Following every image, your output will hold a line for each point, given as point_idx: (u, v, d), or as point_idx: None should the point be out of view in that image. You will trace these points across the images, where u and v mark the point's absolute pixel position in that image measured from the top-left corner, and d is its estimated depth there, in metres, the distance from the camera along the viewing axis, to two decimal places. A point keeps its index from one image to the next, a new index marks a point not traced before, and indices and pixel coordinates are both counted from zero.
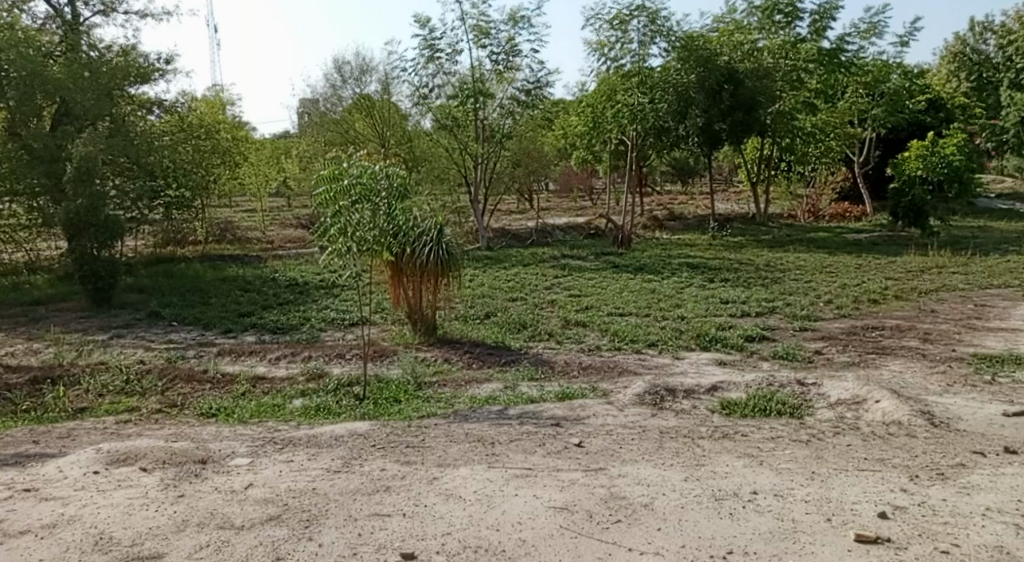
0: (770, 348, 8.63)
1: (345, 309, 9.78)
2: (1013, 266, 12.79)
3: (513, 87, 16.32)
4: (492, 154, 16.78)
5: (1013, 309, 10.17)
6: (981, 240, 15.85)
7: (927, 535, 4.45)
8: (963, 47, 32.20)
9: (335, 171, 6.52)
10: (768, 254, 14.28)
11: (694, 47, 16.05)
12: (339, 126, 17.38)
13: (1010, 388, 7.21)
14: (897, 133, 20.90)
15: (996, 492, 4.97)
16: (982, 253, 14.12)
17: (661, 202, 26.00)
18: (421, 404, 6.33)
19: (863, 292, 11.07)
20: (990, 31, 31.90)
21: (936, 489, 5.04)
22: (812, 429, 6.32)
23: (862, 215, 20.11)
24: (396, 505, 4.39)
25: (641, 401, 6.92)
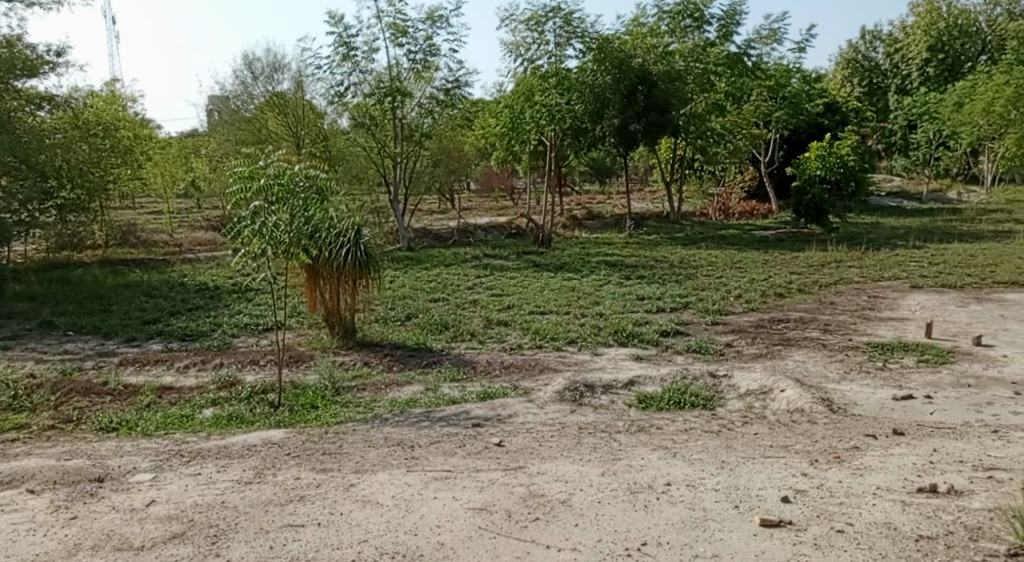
0: (684, 342, 8.93)
1: (258, 314, 9.69)
2: (904, 260, 13.53)
3: (431, 86, 16.36)
4: (412, 153, 16.84)
5: (903, 299, 10.78)
6: (875, 235, 16.66)
7: (825, 516, 4.73)
8: (853, 56, 35.00)
9: (252, 170, 6.44)
10: (681, 251, 14.70)
11: (610, 49, 16.18)
12: (252, 125, 17.07)
13: (900, 374, 7.67)
14: (798, 134, 21.86)
15: (886, 471, 5.31)
16: (875, 248, 14.87)
17: (577, 202, 26.32)
18: (339, 409, 6.36)
19: (769, 286, 11.53)
20: (879, 39, 34.57)
21: (833, 471, 5.36)
22: (722, 419, 6.61)
23: (769, 213, 20.93)
24: (311, 515, 4.44)
25: (561, 398, 7.11)
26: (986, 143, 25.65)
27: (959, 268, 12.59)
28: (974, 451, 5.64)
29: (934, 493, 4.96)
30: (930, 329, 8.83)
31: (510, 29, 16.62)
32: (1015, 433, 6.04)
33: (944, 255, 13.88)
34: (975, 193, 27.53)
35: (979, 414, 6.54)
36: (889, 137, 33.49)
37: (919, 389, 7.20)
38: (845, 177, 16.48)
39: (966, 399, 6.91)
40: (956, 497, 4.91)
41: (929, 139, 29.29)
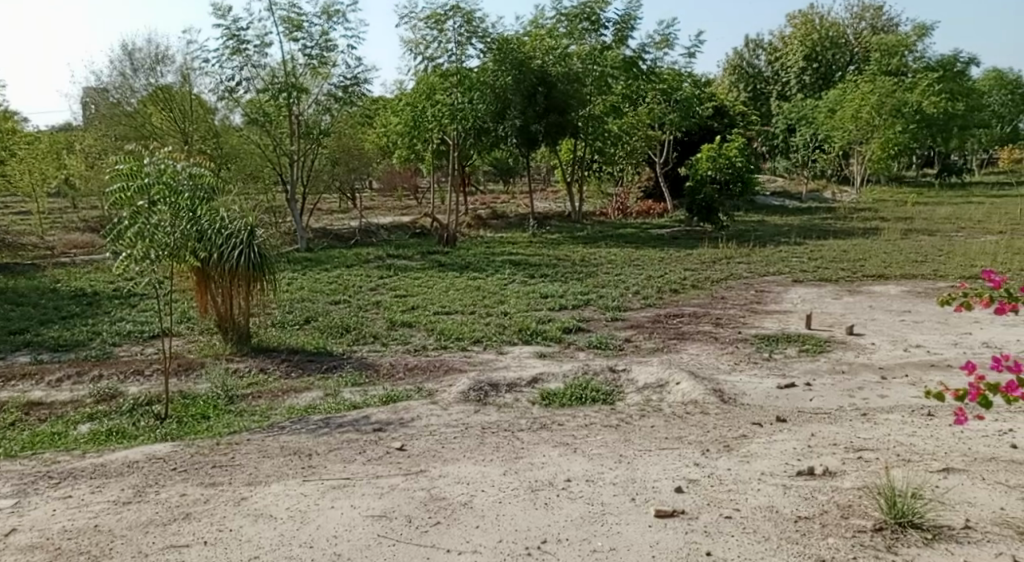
0: (585, 339, 9.12)
1: (142, 320, 9.39)
2: (787, 255, 14.18)
3: (329, 83, 16.21)
4: (309, 150, 16.65)
5: (787, 292, 11.32)
6: (761, 233, 17.46)
7: (715, 503, 4.93)
8: (740, 61, 37.99)
9: (134, 166, 6.17)
10: (582, 250, 14.99)
11: (509, 49, 16.34)
12: (133, 120, 15.89)
13: (785, 363, 8.05)
14: (690, 136, 22.31)
15: (770, 457, 5.59)
16: (761, 245, 15.55)
17: (480, 201, 26.42)
18: (232, 419, 6.24)
19: (665, 283, 11.90)
20: (761, 48, 38.02)
21: (722, 460, 5.59)
22: (621, 414, 6.79)
23: (664, 212, 21.40)
24: (196, 533, 4.36)
25: (466, 398, 7.16)
26: (857, 146, 27.42)
27: (835, 263, 13.32)
28: (847, 434, 6.01)
29: (811, 476, 5.26)
30: (809, 320, 9.30)
31: (409, 26, 16.59)
32: (884, 415, 6.46)
33: (822, 251, 14.66)
34: (847, 193, 29.18)
35: (853, 399, 6.95)
36: (773, 139, 35.21)
37: (800, 377, 7.58)
38: (733, 177, 17.46)
39: (841, 385, 7.32)
40: (830, 479, 5.22)
41: (808, 142, 31.00)
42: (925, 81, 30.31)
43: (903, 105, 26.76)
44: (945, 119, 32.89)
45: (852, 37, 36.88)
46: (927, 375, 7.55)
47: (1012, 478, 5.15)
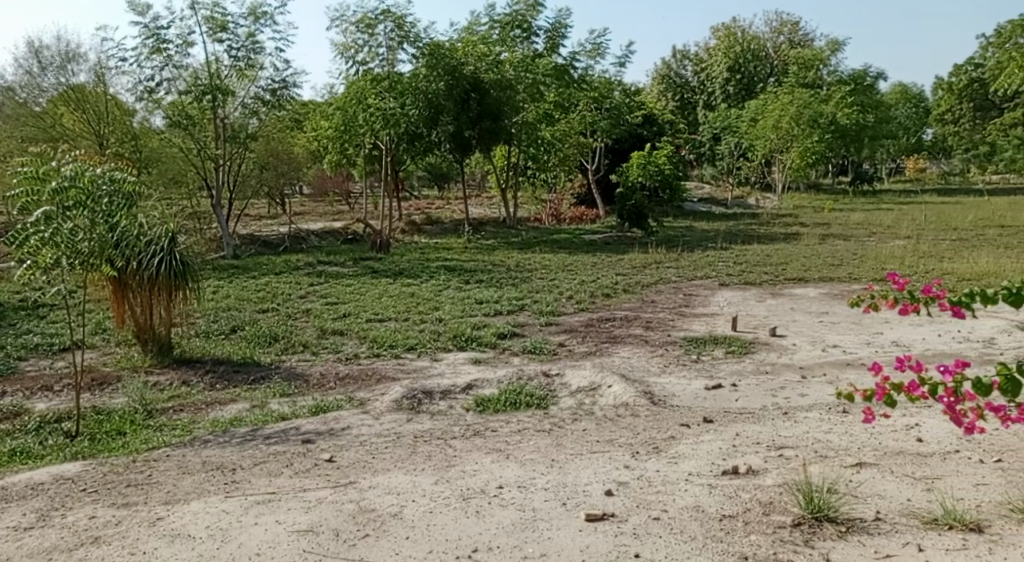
0: (520, 344, 9.15)
1: (54, 333, 9.07)
2: (714, 260, 14.50)
3: (256, 86, 16.00)
4: (236, 154, 16.35)
5: (713, 296, 11.58)
6: (689, 238, 17.84)
7: (643, 505, 4.99)
8: (668, 71, 39.11)
9: (42, 170, 5.88)
10: (516, 255, 15.06)
11: (441, 55, 16.14)
12: (41, 121, 15.33)
13: (713, 364, 8.21)
14: (621, 143, 22.96)
15: (697, 457, 5.71)
16: (689, 250, 15.88)
17: (413, 207, 26.27)
18: (150, 434, 6.07)
19: (597, 287, 12.03)
20: (687, 59, 39.03)
21: (651, 462, 5.68)
22: (554, 418, 6.82)
23: (597, 219, 21.56)
24: (106, 558, 4.22)
25: (399, 406, 7.10)
26: (778, 155, 28.27)
27: (758, 266, 13.68)
28: (769, 432, 6.18)
29: (736, 474, 5.38)
30: (735, 322, 9.50)
31: (340, 30, 16.40)
32: (803, 413, 6.64)
33: (747, 255, 15.04)
34: (769, 199, 30.03)
35: (776, 397, 7.14)
36: (700, 148, 35.95)
37: (726, 378, 7.73)
38: (662, 184, 18.68)
39: (765, 385, 7.49)
40: (754, 477, 5.35)
41: (732, 150, 31.83)
42: (836, 95, 32.56)
43: (816, 117, 28.28)
44: (856, 131, 34.40)
45: (772, 51, 38.64)
46: (843, 373, 7.78)
47: (921, 471, 5.35)
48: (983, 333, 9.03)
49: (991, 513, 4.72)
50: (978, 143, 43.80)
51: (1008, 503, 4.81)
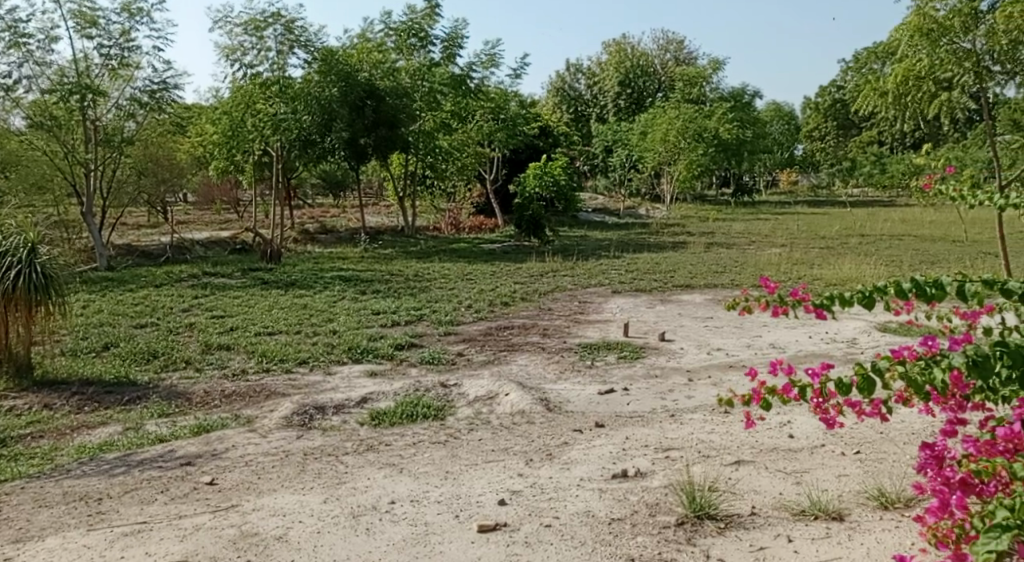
0: (417, 354, 9.00)
1: None
2: (608, 268, 14.76)
3: (133, 87, 15.38)
4: (110, 159, 15.58)
5: (607, 303, 11.74)
6: (584, 247, 18.14)
7: (535, 513, 4.97)
8: (563, 85, 40.17)
9: None
10: (414, 264, 14.91)
11: (335, 61, 15.98)
12: None
13: (606, 369, 8.31)
14: (518, 153, 23.09)
15: (589, 463, 5.77)
16: (584, 258, 16.12)
17: (306, 215, 25.76)
18: (5, 465, 5.65)
19: (495, 296, 12.02)
20: (580, 73, 40.06)
21: (544, 469, 5.70)
22: (450, 429, 6.72)
23: (495, 228, 21.61)
24: None
25: (289, 423, 6.85)
26: (666, 167, 29.15)
27: (649, 274, 14.00)
28: (657, 435, 6.31)
29: (625, 477, 5.48)
30: (627, 328, 9.63)
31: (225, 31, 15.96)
32: (688, 415, 6.82)
33: (639, 263, 15.37)
34: (659, 209, 30.87)
35: (665, 400, 7.29)
36: (593, 159, 36.58)
37: (619, 383, 7.84)
38: (557, 194, 19.21)
39: (655, 389, 7.63)
40: (642, 479, 5.46)
41: (622, 162, 32.56)
42: (720, 111, 33.83)
43: (701, 131, 29.25)
44: (736, 145, 35.86)
45: (658, 67, 39.89)
46: (725, 374, 8.00)
47: (791, 465, 5.58)
48: (847, 334, 9.46)
49: (851, 502, 4.94)
50: (846, 157, 46.39)
51: (865, 491, 5.04)
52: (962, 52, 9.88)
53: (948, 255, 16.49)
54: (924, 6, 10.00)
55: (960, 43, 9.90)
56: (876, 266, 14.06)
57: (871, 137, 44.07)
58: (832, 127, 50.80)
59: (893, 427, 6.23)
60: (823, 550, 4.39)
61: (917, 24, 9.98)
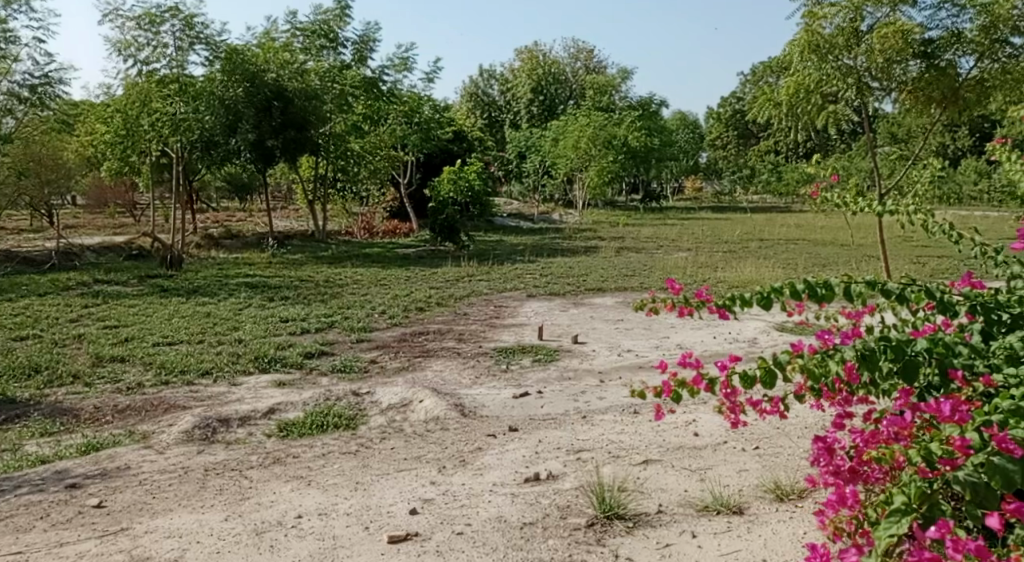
0: (328, 362, 8.74)
1: None
2: (522, 272, 14.74)
3: (11, 81, 14.58)
4: None
5: (522, 307, 11.69)
6: (499, 251, 18.09)
7: (447, 520, 4.87)
8: (475, 90, 39.73)
9: None
10: (325, 269, 14.56)
11: (239, 60, 15.49)
12: None
13: (521, 373, 8.23)
14: (431, 158, 22.96)
15: (501, 467, 5.74)
16: (499, 262, 16.06)
17: (210, 219, 24.91)
18: None
19: (410, 301, 11.83)
20: (493, 78, 40.15)
21: (457, 475, 5.63)
22: (361, 438, 6.52)
23: (410, 232, 21.37)
24: None
25: (190, 437, 6.52)
26: (578, 173, 29.38)
27: (563, 278, 14.03)
28: (568, 437, 6.34)
29: (536, 481, 5.49)
30: (541, 331, 9.59)
31: (116, 25, 15.27)
32: (600, 416, 6.84)
33: (552, 267, 15.39)
34: (572, 214, 31.09)
35: (578, 402, 7.27)
36: (507, 165, 36.67)
37: (533, 386, 7.78)
38: (471, 199, 19.33)
39: (568, 391, 7.62)
40: (554, 482, 5.49)
41: (536, 168, 32.73)
42: (629, 119, 34.41)
43: (610, 139, 29.71)
44: (645, 151, 36.56)
45: (569, 75, 40.41)
46: (636, 375, 8.07)
47: (696, 463, 5.71)
48: (748, 333, 9.67)
49: (750, 496, 5.10)
50: (747, 164, 47.82)
51: (762, 485, 5.21)
52: (845, 69, 10.17)
53: (840, 258, 17.15)
54: (811, 24, 10.23)
55: (843, 60, 10.18)
56: (774, 269, 14.46)
57: (771, 146, 45.70)
58: (732, 136, 52.46)
59: (789, 421, 6.39)
60: (724, 543, 4.51)
61: (805, 41, 10.19)
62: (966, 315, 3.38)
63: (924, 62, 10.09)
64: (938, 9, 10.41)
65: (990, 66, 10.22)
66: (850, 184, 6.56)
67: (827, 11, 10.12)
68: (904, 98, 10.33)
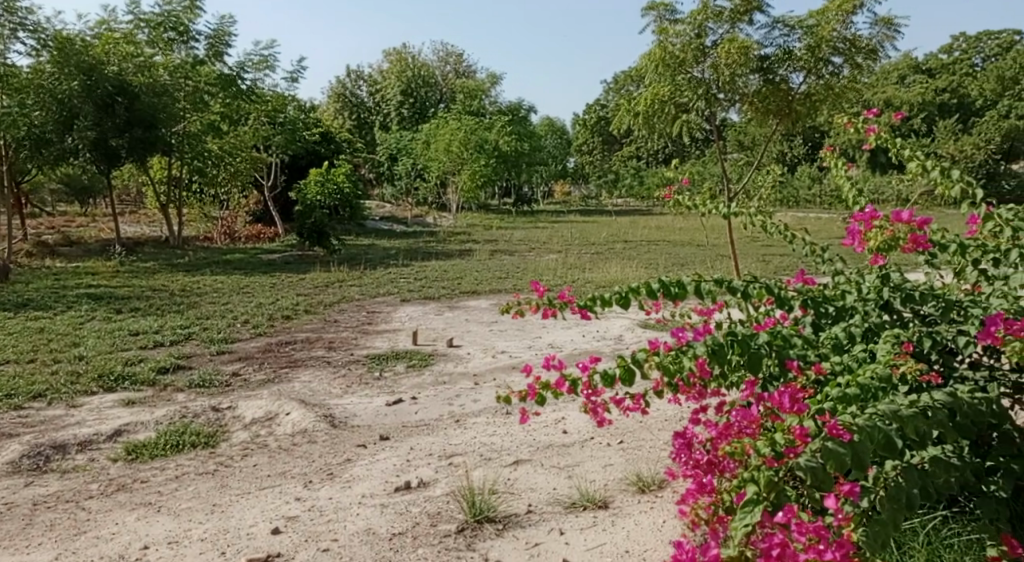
0: (185, 378, 8.05)
1: None
2: (395, 276, 14.31)
3: None
4: None
5: (395, 312, 11.29)
6: (370, 255, 17.56)
7: (312, 537, 4.59)
8: (343, 90, 39.06)
9: None
10: (182, 278, 13.68)
11: (72, 52, 14.38)
12: None
13: (394, 380, 7.84)
14: (298, 160, 22.16)
15: (371, 478, 5.43)
16: (370, 267, 15.58)
17: (52, 225, 23.04)
18: None
19: (275, 310, 11.22)
20: (361, 79, 39.46)
21: (325, 489, 5.28)
22: (221, 457, 5.99)
23: (275, 237, 20.52)
24: None
25: (17, 469, 5.80)
26: (450, 176, 29.11)
27: (437, 282, 13.68)
28: (440, 442, 6.05)
29: (407, 489, 5.22)
30: (415, 336, 9.24)
31: None
32: (472, 419, 6.58)
33: (426, 271, 15.03)
34: (445, 217, 30.77)
35: (453, 406, 6.98)
36: (378, 167, 35.94)
37: (407, 393, 7.42)
38: (342, 203, 18.51)
39: (442, 395, 7.31)
40: (425, 489, 5.22)
41: (407, 171, 32.21)
42: (499, 123, 34.49)
43: (481, 143, 29.70)
44: (516, 156, 36.73)
45: (439, 79, 40.26)
46: (509, 376, 7.86)
47: (563, 460, 5.56)
48: (614, 331, 9.63)
49: (614, 489, 5.03)
50: (612, 168, 48.90)
51: (627, 478, 5.14)
52: (693, 81, 10.40)
53: (699, 257, 17.61)
54: (662, 40, 10.39)
55: (693, 73, 10.42)
56: (639, 269, 14.67)
57: (636, 152, 46.92)
58: (597, 142, 53.78)
59: (650, 415, 6.30)
60: (590, 538, 4.43)
61: (659, 57, 10.29)
62: (799, 309, 3.98)
63: (761, 76, 10.46)
64: (772, 27, 10.75)
65: (815, 81, 10.53)
66: (702, 187, 6.57)
67: (676, 27, 10.32)
68: (748, 109, 10.63)
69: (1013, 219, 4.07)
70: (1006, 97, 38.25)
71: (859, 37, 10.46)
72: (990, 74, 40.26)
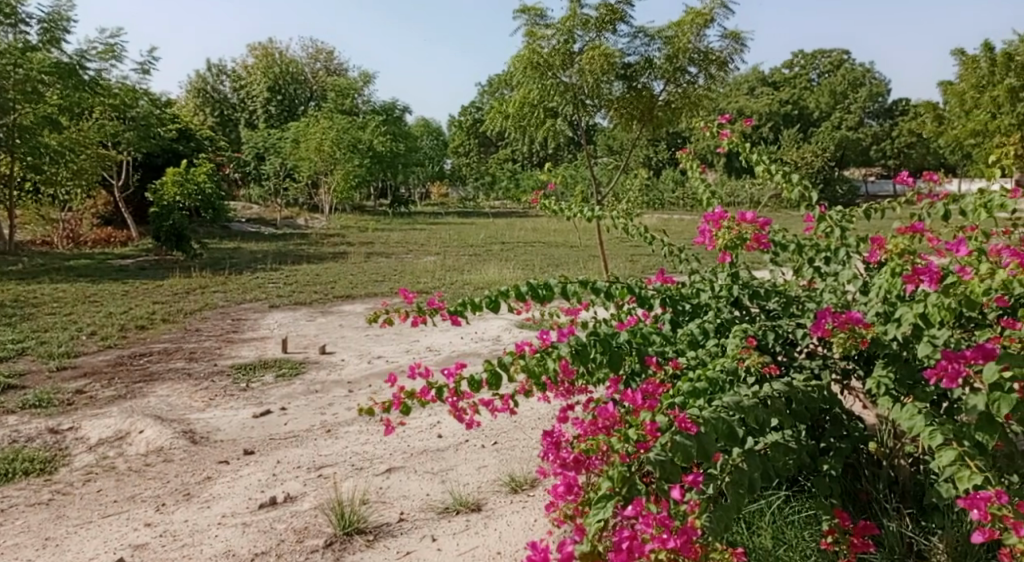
0: (19, 398, 7.05)
1: None
2: (264, 281, 13.42)
3: None
4: None
5: (264, 319, 10.49)
6: (236, 259, 16.49)
7: None
8: (203, 85, 37.09)
9: None
10: (17, 287, 12.32)
11: None
12: None
13: (262, 391, 7.15)
14: (153, 158, 20.86)
15: (234, 496, 4.81)
16: (236, 272, 14.60)
17: None
18: None
19: (128, 320, 10.22)
20: (224, 74, 37.68)
21: (179, 511, 4.65)
22: (58, 484, 5.19)
23: (127, 240, 19.27)
24: None
25: None
26: (321, 177, 28.14)
27: (309, 286, 12.90)
28: (310, 454, 5.46)
29: (273, 505, 4.66)
30: (285, 343, 8.54)
31: None
32: (345, 428, 6.01)
33: (296, 275, 14.21)
34: (316, 219, 29.69)
35: (326, 415, 6.39)
36: (243, 166, 34.26)
37: (276, 403, 6.75)
38: (204, 202, 18.09)
39: (315, 404, 6.70)
40: (293, 504, 4.68)
41: (276, 171, 30.87)
42: (372, 123, 33.70)
43: (355, 142, 28.91)
44: (391, 157, 35.97)
45: (308, 77, 39.13)
46: (385, 383, 7.31)
47: (438, 465, 5.11)
48: (492, 332, 9.25)
49: (487, 491, 4.64)
50: (486, 170, 48.81)
51: (500, 478, 4.75)
52: (562, 86, 10.10)
53: (572, 258, 17.53)
54: (530, 44, 10.05)
55: (560, 78, 10.11)
56: (515, 270, 14.38)
57: (510, 154, 46.98)
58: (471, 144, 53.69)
59: (521, 414, 5.91)
60: (462, 542, 4.10)
61: (527, 60, 9.93)
62: (658, 306, 3.78)
63: (624, 83, 10.31)
64: (635, 37, 10.58)
65: (674, 90, 10.49)
66: (575, 189, 6.24)
67: (544, 31, 10.02)
68: (613, 115, 10.47)
69: (841, 221, 3.91)
70: (839, 110, 41.24)
71: (711, 50, 10.42)
72: (825, 88, 43.02)
